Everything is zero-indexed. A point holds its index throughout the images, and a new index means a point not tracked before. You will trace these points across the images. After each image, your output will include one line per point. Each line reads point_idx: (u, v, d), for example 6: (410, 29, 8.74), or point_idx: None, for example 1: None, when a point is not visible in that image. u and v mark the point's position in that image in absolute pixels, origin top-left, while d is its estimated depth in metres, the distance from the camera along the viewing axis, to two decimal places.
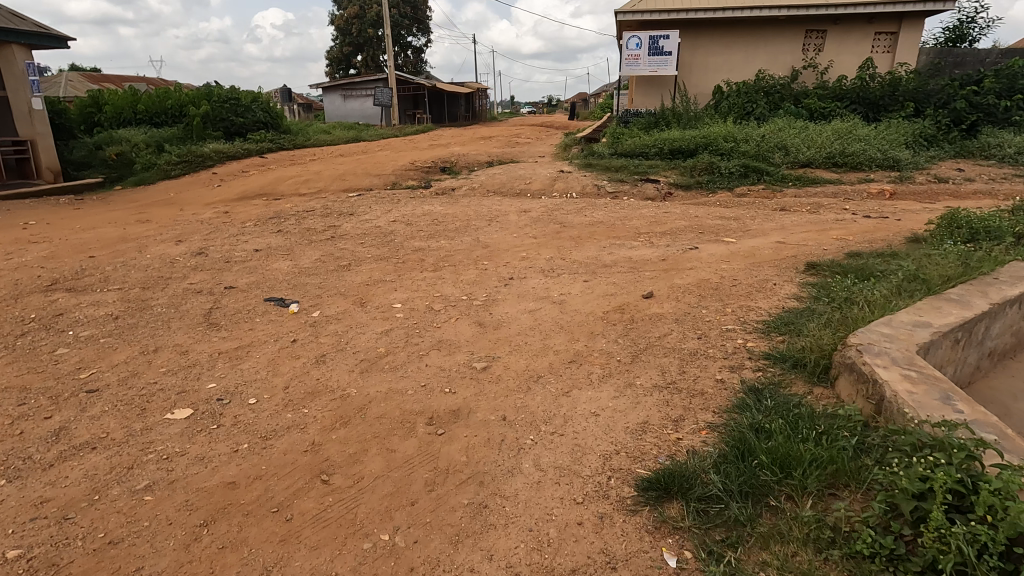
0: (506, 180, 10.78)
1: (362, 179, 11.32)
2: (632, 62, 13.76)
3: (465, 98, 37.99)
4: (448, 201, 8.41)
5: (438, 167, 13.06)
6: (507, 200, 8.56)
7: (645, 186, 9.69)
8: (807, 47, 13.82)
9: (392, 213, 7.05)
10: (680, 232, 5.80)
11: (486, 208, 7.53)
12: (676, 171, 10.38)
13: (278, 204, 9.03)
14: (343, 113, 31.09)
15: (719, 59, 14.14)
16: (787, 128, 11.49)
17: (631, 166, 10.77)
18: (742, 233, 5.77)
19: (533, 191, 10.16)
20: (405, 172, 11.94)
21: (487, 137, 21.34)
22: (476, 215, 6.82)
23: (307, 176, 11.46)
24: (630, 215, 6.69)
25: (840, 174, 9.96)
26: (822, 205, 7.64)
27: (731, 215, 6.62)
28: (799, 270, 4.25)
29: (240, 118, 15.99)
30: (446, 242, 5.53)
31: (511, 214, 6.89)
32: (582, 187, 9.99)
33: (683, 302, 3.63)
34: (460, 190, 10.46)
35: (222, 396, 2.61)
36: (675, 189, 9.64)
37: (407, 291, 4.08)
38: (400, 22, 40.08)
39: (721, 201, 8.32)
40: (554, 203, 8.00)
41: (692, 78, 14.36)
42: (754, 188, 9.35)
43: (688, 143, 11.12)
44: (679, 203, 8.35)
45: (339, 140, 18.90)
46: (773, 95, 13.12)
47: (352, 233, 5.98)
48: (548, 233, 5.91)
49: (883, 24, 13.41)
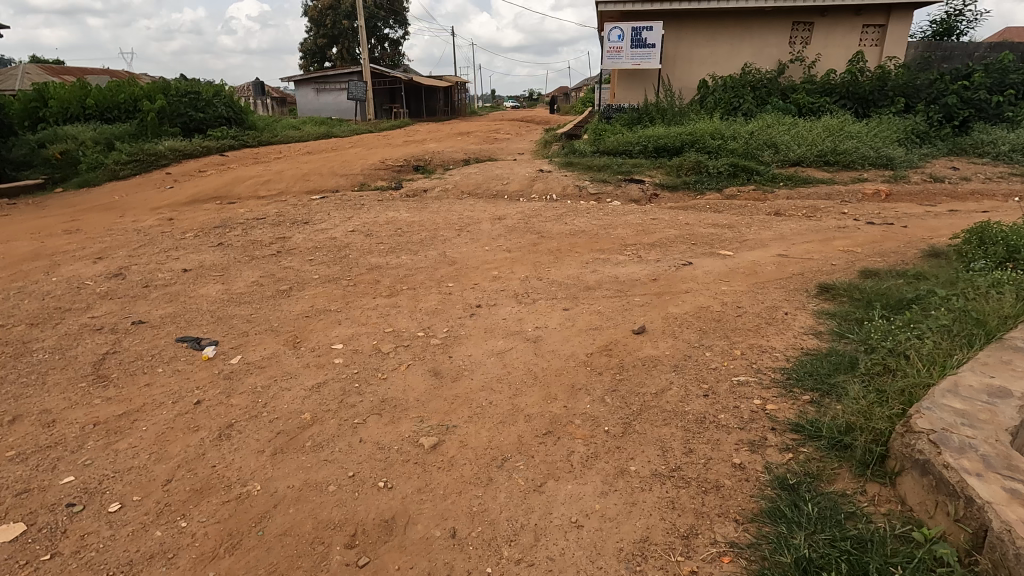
0: (482, 180, 10.13)
1: (329, 180, 10.57)
2: (614, 54, 13.17)
3: (443, 91, 37.06)
4: (418, 206, 7.74)
5: (411, 165, 12.34)
6: (482, 204, 7.93)
7: (630, 187, 9.13)
8: (794, 40, 13.36)
9: (353, 220, 6.37)
10: (670, 243, 5.22)
11: (458, 213, 6.89)
12: (661, 170, 9.83)
13: (232, 208, 8.27)
14: (316, 107, 30.06)
15: (704, 52, 13.60)
16: (776, 124, 10.98)
17: (615, 165, 10.19)
18: (738, 244, 5.22)
19: (510, 192, 9.53)
20: (375, 172, 11.21)
21: (465, 133, 20.62)
22: (445, 223, 6.17)
23: (268, 177, 10.67)
24: (615, 222, 6.09)
25: (833, 174, 9.50)
26: (819, 209, 7.15)
27: (724, 222, 6.06)
28: (811, 295, 3.69)
29: (200, 114, 15.04)
30: (408, 258, 4.88)
31: (484, 221, 6.25)
32: (563, 188, 9.39)
33: (682, 340, 3.03)
34: (433, 192, 9.78)
35: (76, 500, 1.95)
36: (661, 190, 9.09)
37: (353, 326, 3.42)
38: (376, 13, 38.93)
39: (711, 204, 7.78)
40: (532, 207, 7.38)
41: (676, 72, 13.82)
42: (744, 189, 8.85)
43: (674, 141, 10.56)
44: (667, 206, 7.79)
45: (309, 136, 18.03)
46: (760, 89, 12.64)
47: (303, 246, 5.28)
48: (524, 245, 5.29)
49: (871, 16, 12.98)
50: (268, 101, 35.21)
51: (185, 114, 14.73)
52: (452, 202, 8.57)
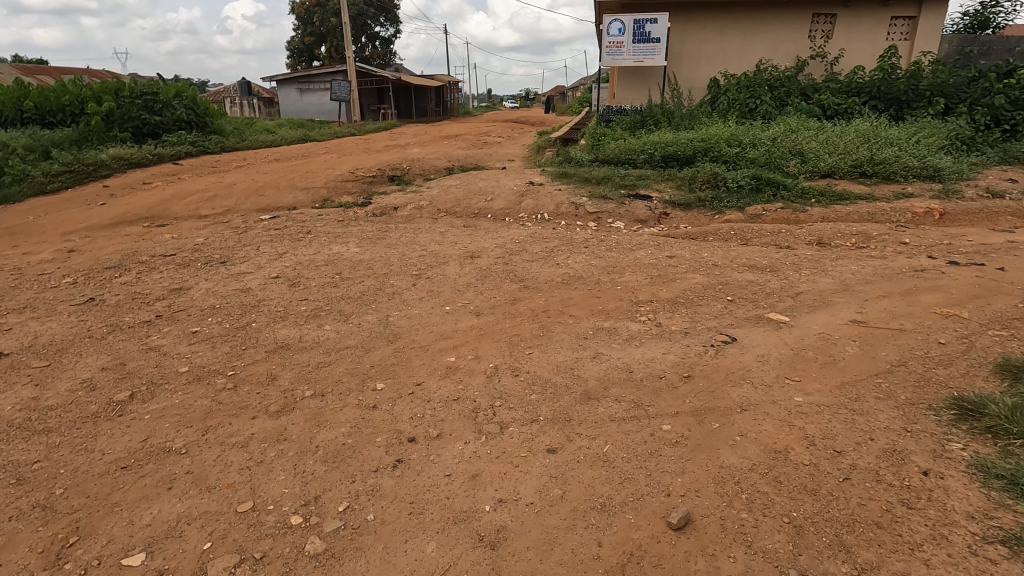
0: (463, 195, 8.76)
1: (286, 195, 9.18)
2: (615, 50, 11.79)
3: (435, 91, 35.62)
4: (378, 231, 6.35)
5: (386, 176, 10.94)
6: (456, 229, 6.54)
7: (635, 206, 7.77)
8: (814, 34, 12.01)
9: (284, 259, 4.96)
10: (698, 300, 3.82)
11: (421, 245, 5.47)
12: (671, 184, 8.48)
13: (158, 235, 6.88)
14: (299, 108, 28.67)
15: (714, 48, 12.23)
16: (801, 129, 9.61)
17: (616, 177, 8.82)
18: (791, 301, 3.82)
19: (494, 211, 8.17)
20: (342, 184, 9.81)
21: (453, 136, 19.22)
22: (401, 263, 4.76)
23: (216, 191, 9.27)
24: (621, 262, 4.69)
25: (871, 188, 8.14)
26: (869, 239, 5.80)
27: (762, 262, 4.67)
28: (947, 424, 2.28)
29: (156, 117, 13.62)
30: (333, 328, 3.46)
31: (451, 260, 4.84)
32: (556, 207, 8.04)
33: (762, 563, 1.65)
34: (405, 210, 8.40)
35: None
36: (671, 209, 7.74)
37: (187, 498, 2.01)
38: (365, 11, 37.51)
39: (735, 228, 6.41)
40: (517, 234, 6.00)
41: (683, 71, 12.45)
42: (770, 208, 7.51)
43: (685, 148, 9.19)
44: (681, 232, 6.42)
45: (283, 140, 16.64)
46: (778, 89, 11.26)
47: (200, 305, 3.90)
48: (499, 302, 3.89)
49: (901, 7, 11.63)
50: (251, 102, 33.77)
51: (139, 118, 13.32)
52: (424, 227, 7.20)
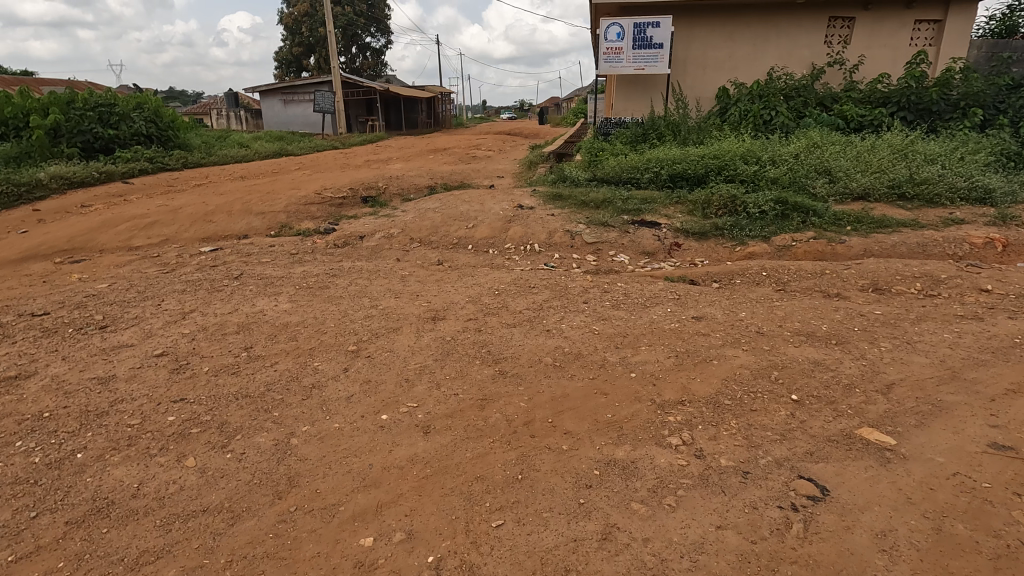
0: (440, 222, 7.61)
1: (239, 221, 8.00)
2: (613, 57, 10.72)
3: (425, 102, 34.65)
4: (328, 270, 5.16)
5: (359, 197, 9.77)
6: (425, 269, 5.38)
7: (640, 236, 6.64)
8: (831, 39, 10.96)
9: (185, 323, 3.75)
10: (751, 404, 2.62)
11: (374, 294, 4.27)
12: (680, 209, 7.35)
13: (65, 275, 5.68)
14: (283, 120, 27.58)
15: (722, 54, 11.16)
16: (825, 144, 8.49)
17: (618, 200, 7.67)
18: (887, 404, 2.63)
19: (476, 240, 7.01)
20: (306, 207, 8.64)
21: (440, 150, 18.12)
22: (338, 330, 3.55)
23: (158, 216, 8.09)
24: (632, 329, 3.50)
25: (913, 213, 7.02)
26: (938, 284, 4.66)
27: (820, 327, 3.49)
28: None
29: (111, 131, 12.45)
30: (199, 463, 2.24)
31: (407, 324, 3.63)
32: (548, 236, 6.89)
33: None
34: (372, 240, 7.24)
35: None
36: (683, 240, 6.60)
37: None
38: (355, 21, 36.60)
39: (765, 265, 5.27)
40: (498, 277, 4.82)
41: (688, 79, 11.36)
42: (800, 237, 6.41)
43: (696, 166, 8.06)
44: (700, 272, 5.27)
45: (256, 155, 15.49)
46: (794, 98, 10.18)
47: (26, 410, 2.68)
48: (461, 405, 2.67)
49: (925, 10, 10.60)
50: (236, 114, 32.70)
51: (90, 131, 12.14)
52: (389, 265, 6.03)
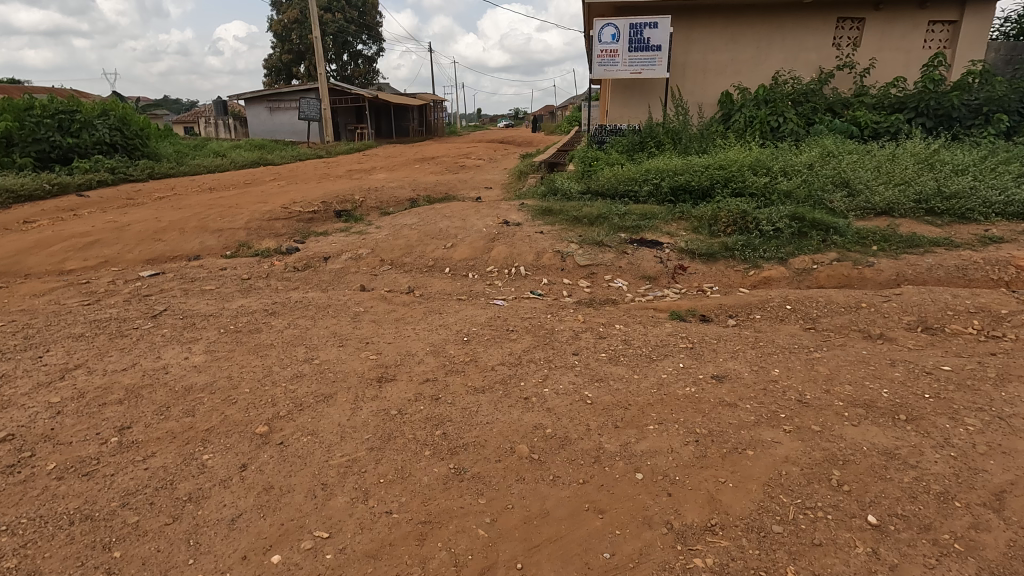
0: (415, 241, 6.82)
1: (192, 239, 7.19)
2: (608, 60, 10.00)
3: (417, 110, 33.96)
4: (272, 304, 4.35)
5: (332, 212, 8.97)
6: (387, 301, 4.57)
7: (640, 259, 5.86)
8: (840, 41, 10.26)
9: (60, 386, 2.92)
10: (810, 533, 1.82)
11: (314, 340, 3.45)
12: (684, 227, 6.57)
13: None
14: (269, 127, 26.80)
15: (724, 57, 10.44)
16: (840, 153, 7.75)
17: (615, 216, 6.89)
18: (1008, 531, 1.81)
19: (454, 262, 6.21)
20: (269, 223, 7.83)
21: (428, 159, 17.37)
22: (253, 398, 2.72)
23: (101, 234, 7.26)
24: (635, 396, 2.69)
25: (945, 229, 6.26)
26: (1001, 320, 3.88)
27: (881, 393, 2.68)
28: None
29: (71, 140, 11.64)
30: None
31: (344, 389, 2.80)
32: (535, 257, 6.12)
33: None
34: (338, 261, 6.43)
35: None
36: (689, 262, 5.82)
37: None
38: (345, 28, 35.94)
39: (788, 295, 4.49)
40: (471, 313, 4.01)
41: (688, 84, 10.63)
42: (821, 258, 5.65)
43: (700, 177, 7.29)
44: (711, 304, 4.48)
45: (232, 164, 14.69)
46: (802, 104, 9.46)
47: None
48: (393, 535, 1.86)
49: (940, 10, 9.92)
50: (222, 122, 31.94)
51: (47, 140, 11.34)
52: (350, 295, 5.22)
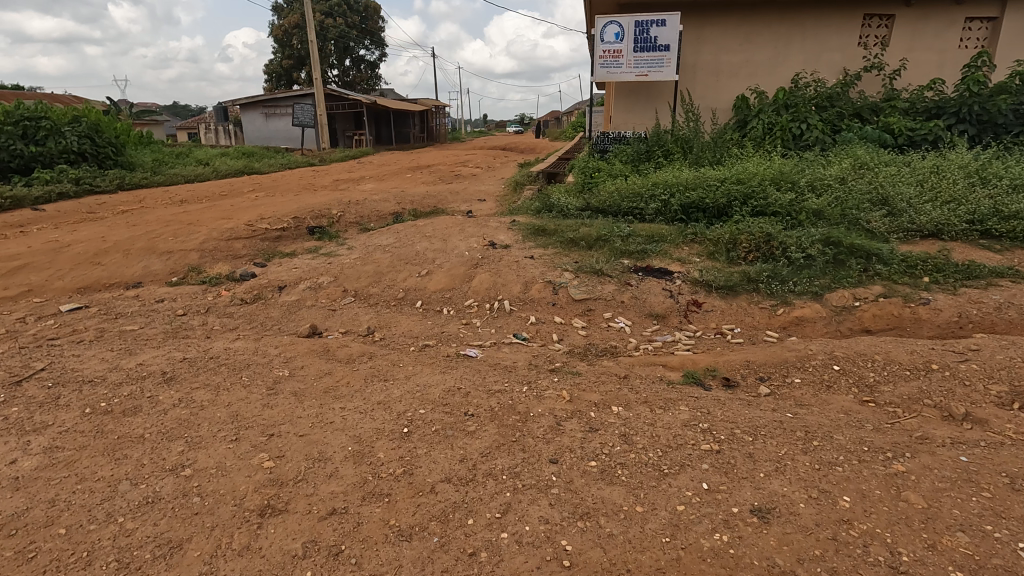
0: (386, 266, 5.92)
1: (135, 263, 6.34)
2: (611, 61, 9.11)
3: (417, 115, 33.14)
4: (180, 359, 3.46)
5: (304, 229, 8.09)
6: (330, 352, 3.68)
7: (646, 293, 4.95)
8: (866, 41, 9.32)
9: None
10: None
11: (202, 430, 2.54)
12: (697, 252, 5.65)
13: None
14: (265, 134, 26.08)
15: (738, 59, 9.52)
16: (875, 165, 6.79)
17: (617, 238, 5.97)
18: None
19: (428, 295, 5.32)
20: (228, 243, 6.96)
21: (423, 167, 16.52)
22: (62, 550, 1.82)
23: (35, 257, 6.43)
24: (638, 555, 1.77)
25: (1007, 256, 5.30)
26: None
27: (1018, 553, 1.74)
28: None
29: (34, 148, 10.86)
30: None
31: (204, 531, 1.89)
32: (522, 289, 5.23)
33: None
34: (294, 290, 5.54)
35: None
36: (704, 296, 4.89)
37: None
38: (347, 33, 35.26)
39: (833, 347, 3.56)
40: (426, 379, 3.10)
41: (699, 87, 9.72)
42: (863, 293, 4.72)
43: (715, 193, 6.36)
44: (735, 360, 3.56)
45: (214, 173, 13.89)
46: (827, 109, 8.53)
47: None
48: None
49: (978, 5, 8.96)
50: (219, 128, 31.32)
51: (8, 148, 10.58)
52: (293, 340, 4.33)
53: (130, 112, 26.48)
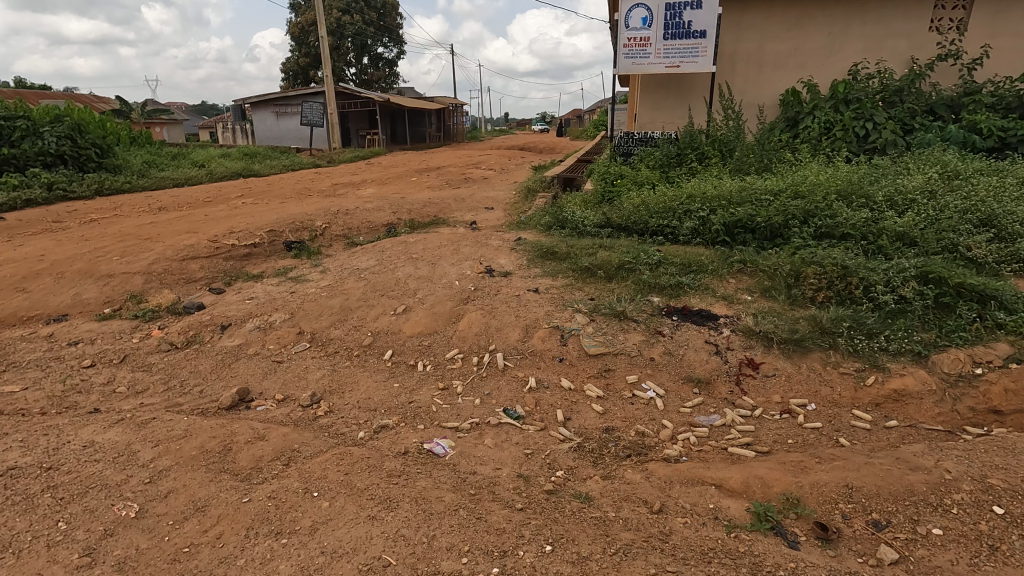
0: (357, 299, 4.81)
1: (64, 289, 5.33)
2: (637, 50, 7.87)
3: (434, 114, 32.14)
4: (3, 469, 2.39)
5: (281, 244, 7.03)
6: (230, 454, 2.55)
7: (682, 350, 3.75)
8: (940, 24, 7.88)
9: None
10: None
11: None
12: (746, 290, 4.41)
13: None
14: (275, 134, 25.37)
15: (785, 47, 8.18)
16: (970, 173, 5.45)
17: (644, 266, 4.76)
18: None
19: (402, 342, 4.20)
20: (182, 265, 5.93)
21: (433, 169, 15.42)
22: None
23: None
24: None
25: None
26: None
27: None
28: None
29: (6, 150, 10.06)
30: None
31: None
32: (521, 337, 4.07)
33: None
34: (238, 331, 4.45)
35: None
36: (761, 355, 3.66)
37: None
38: (364, 31, 34.44)
39: (981, 470, 2.33)
40: (344, 539, 1.94)
41: (740, 81, 8.40)
42: (985, 356, 3.44)
43: (767, 210, 5.10)
44: (829, 486, 2.34)
45: (207, 176, 12.99)
46: (896, 105, 7.18)
47: None
48: None
49: None
50: (233, 127, 30.78)
51: None
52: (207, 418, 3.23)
53: (141, 111, 26.04)
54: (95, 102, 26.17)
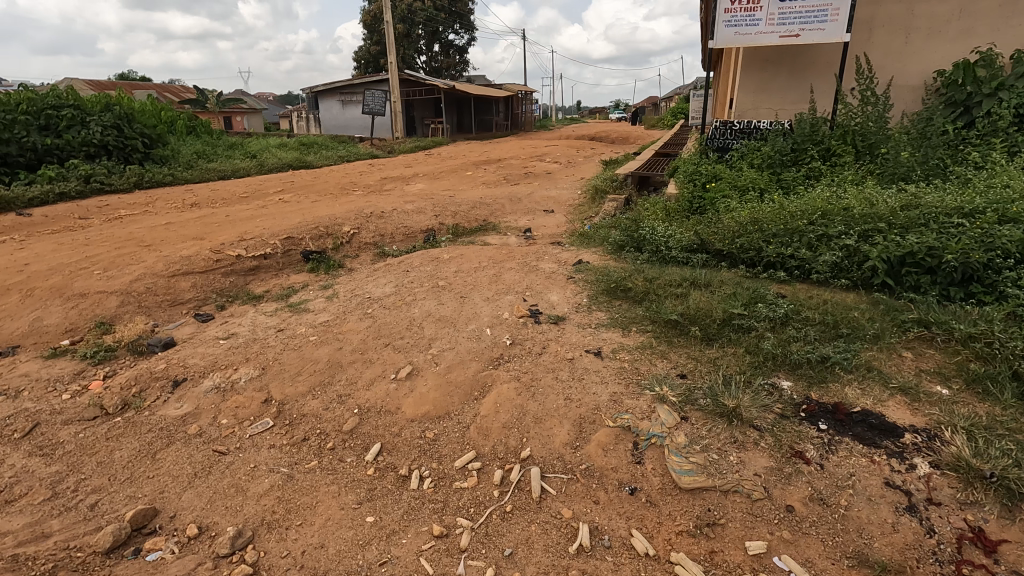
0: (352, 351, 3.54)
1: (24, 312, 4.44)
2: (743, 16, 6.11)
3: (502, 101, 30.86)
4: None
5: (297, 255, 5.93)
6: None
7: (844, 499, 2.20)
8: None
9: None
10: None
11: None
12: (938, 377, 2.75)
13: None
14: (340, 122, 24.99)
15: (951, 6, 6.10)
16: None
17: (763, 323, 3.17)
18: None
19: (397, 430, 2.88)
20: (170, 283, 4.93)
21: (493, 161, 14.09)
22: None
23: None
24: None
25: None
26: None
27: None
28: None
29: (50, 141, 9.70)
30: None
31: None
32: (572, 440, 2.64)
33: None
34: (190, 393, 3.31)
35: None
36: (998, 525, 2.04)
37: None
38: (435, 17, 33.52)
39: None
40: None
41: (880, 54, 6.43)
42: None
43: (960, 240, 3.35)
44: None
45: (255, 167, 12.32)
46: None
47: None
48: None
49: None
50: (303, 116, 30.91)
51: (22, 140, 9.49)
52: None
53: (217, 100, 26.52)
54: (174, 93, 26.85)
